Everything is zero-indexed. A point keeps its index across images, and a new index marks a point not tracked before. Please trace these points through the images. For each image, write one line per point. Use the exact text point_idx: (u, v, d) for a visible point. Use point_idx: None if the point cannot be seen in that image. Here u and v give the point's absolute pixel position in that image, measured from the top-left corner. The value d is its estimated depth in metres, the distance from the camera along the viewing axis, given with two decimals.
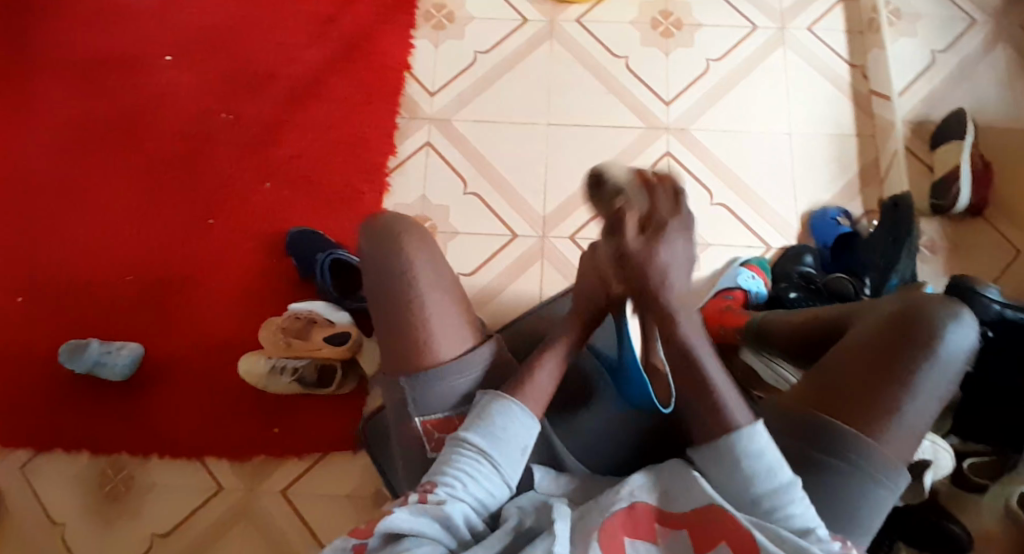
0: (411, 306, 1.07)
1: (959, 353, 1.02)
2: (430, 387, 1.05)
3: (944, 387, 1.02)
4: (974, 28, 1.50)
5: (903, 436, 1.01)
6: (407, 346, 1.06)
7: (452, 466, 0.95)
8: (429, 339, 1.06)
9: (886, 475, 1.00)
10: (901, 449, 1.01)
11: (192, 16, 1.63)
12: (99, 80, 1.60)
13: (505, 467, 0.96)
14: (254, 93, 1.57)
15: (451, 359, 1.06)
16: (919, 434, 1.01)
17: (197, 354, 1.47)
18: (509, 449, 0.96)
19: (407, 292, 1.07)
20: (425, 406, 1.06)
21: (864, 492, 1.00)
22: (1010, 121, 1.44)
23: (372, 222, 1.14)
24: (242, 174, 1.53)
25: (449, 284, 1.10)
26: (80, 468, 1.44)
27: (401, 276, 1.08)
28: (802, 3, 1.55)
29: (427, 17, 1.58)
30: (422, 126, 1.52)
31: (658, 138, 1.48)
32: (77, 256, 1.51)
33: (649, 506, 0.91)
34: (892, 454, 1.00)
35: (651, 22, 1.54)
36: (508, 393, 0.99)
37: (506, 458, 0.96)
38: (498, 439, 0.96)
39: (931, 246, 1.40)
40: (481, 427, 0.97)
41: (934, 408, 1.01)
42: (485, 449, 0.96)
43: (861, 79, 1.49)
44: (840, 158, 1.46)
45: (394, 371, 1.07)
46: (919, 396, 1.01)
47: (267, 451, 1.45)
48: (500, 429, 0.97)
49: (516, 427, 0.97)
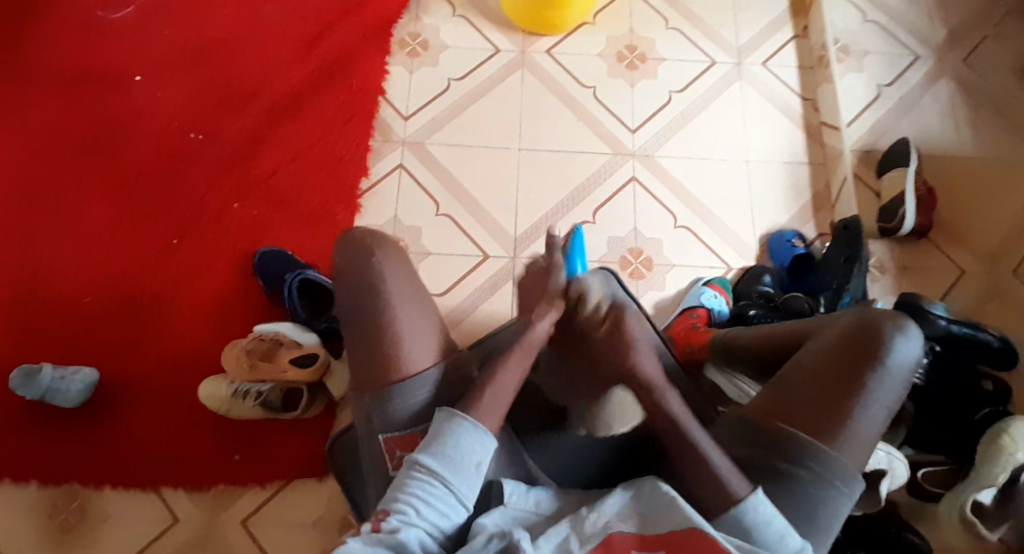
0: (386, 319, 1.09)
1: (907, 364, 1.09)
2: (393, 404, 1.06)
3: (894, 396, 1.08)
4: (918, 64, 1.61)
5: (859, 445, 1.06)
6: (381, 359, 1.07)
7: (404, 490, 0.96)
8: (403, 354, 1.07)
9: (844, 482, 1.05)
10: (856, 459, 1.06)
11: (161, 35, 1.62)
12: (61, 95, 1.56)
13: (458, 487, 0.96)
14: (225, 113, 1.56)
15: (419, 376, 1.07)
16: (872, 441, 1.07)
17: (160, 378, 1.43)
18: (461, 468, 0.97)
19: (383, 306, 1.09)
20: (390, 424, 1.06)
21: (824, 499, 1.04)
22: (951, 150, 1.54)
23: (344, 239, 1.16)
24: (208, 193, 1.51)
25: (421, 300, 1.12)
26: (27, 500, 1.37)
27: (375, 292, 1.10)
28: (758, 40, 1.64)
29: (401, 44, 1.61)
30: (394, 148, 1.54)
31: (625, 164, 1.53)
32: (30, 276, 1.45)
33: (624, 532, 0.93)
34: (850, 463, 1.05)
35: (618, 55, 1.61)
36: (461, 411, 1.00)
37: (457, 477, 0.97)
38: (449, 458, 0.97)
39: (881, 267, 1.50)
40: (433, 448, 0.98)
41: (885, 417, 1.07)
42: (436, 470, 0.96)
43: (813, 111, 1.59)
44: (795, 185, 1.54)
45: (365, 387, 1.08)
46: (871, 406, 1.06)
47: (227, 478, 1.40)
48: (451, 448, 0.98)
49: (467, 444, 0.98)
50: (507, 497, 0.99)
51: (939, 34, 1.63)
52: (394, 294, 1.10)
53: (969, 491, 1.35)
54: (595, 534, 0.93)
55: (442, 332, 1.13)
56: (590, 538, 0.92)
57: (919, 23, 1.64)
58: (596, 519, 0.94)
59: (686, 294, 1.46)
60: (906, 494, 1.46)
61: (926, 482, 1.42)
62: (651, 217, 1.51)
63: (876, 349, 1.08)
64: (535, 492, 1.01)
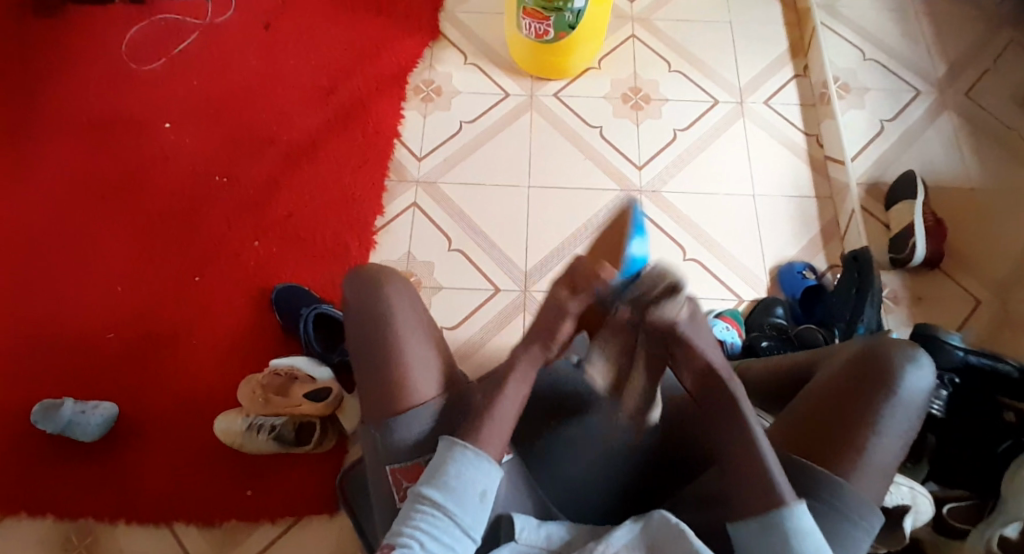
0: (390, 347, 1.11)
1: (918, 393, 1.08)
2: (394, 436, 1.07)
3: (906, 425, 1.07)
4: (919, 99, 1.64)
5: (873, 475, 1.05)
6: (384, 386, 1.09)
7: (409, 524, 0.96)
8: (407, 380, 1.09)
9: (860, 514, 1.04)
10: (872, 490, 1.05)
11: (191, 87, 1.71)
12: (97, 145, 1.65)
13: (462, 518, 0.96)
14: (249, 158, 1.64)
15: (422, 405, 1.07)
16: (886, 472, 1.06)
17: (178, 410, 1.45)
18: (465, 498, 0.97)
19: (387, 333, 1.11)
20: (392, 454, 1.07)
21: (841, 532, 1.04)
22: (958, 181, 1.55)
23: (354, 272, 1.19)
24: (231, 233, 1.57)
25: (427, 328, 1.14)
26: (43, 533, 1.38)
27: (381, 321, 1.12)
28: (759, 80, 1.69)
29: (416, 91, 1.69)
30: (408, 188, 1.59)
31: (632, 199, 1.57)
32: (59, 312, 1.51)
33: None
34: (865, 494, 1.04)
35: (623, 97, 1.67)
36: (463, 440, 1.00)
37: (461, 508, 0.96)
38: (453, 490, 0.97)
39: (894, 299, 1.49)
40: (436, 479, 0.98)
41: (898, 446, 1.06)
42: (440, 502, 0.96)
43: (817, 146, 1.62)
44: (802, 218, 1.56)
45: (370, 416, 1.10)
46: (883, 436, 1.06)
47: (238, 514, 1.40)
48: (454, 478, 0.97)
49: (470, 473, 0.98)
50: (518, 533, 0.99)
51: (939, 70, 1.67)
52: (399, 323, 1.12)
53: (995, 526, 1.27)
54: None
55: (447, 360, 1.14)
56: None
57: (919, 61, 1.68)
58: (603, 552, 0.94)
59: None
60: (931, 530, 1.39)
61: (951, 518, 1.36)
62: (660, 251, 1.53)
63: (885, 377, 1.07)
64: (546, 527, 1.01)
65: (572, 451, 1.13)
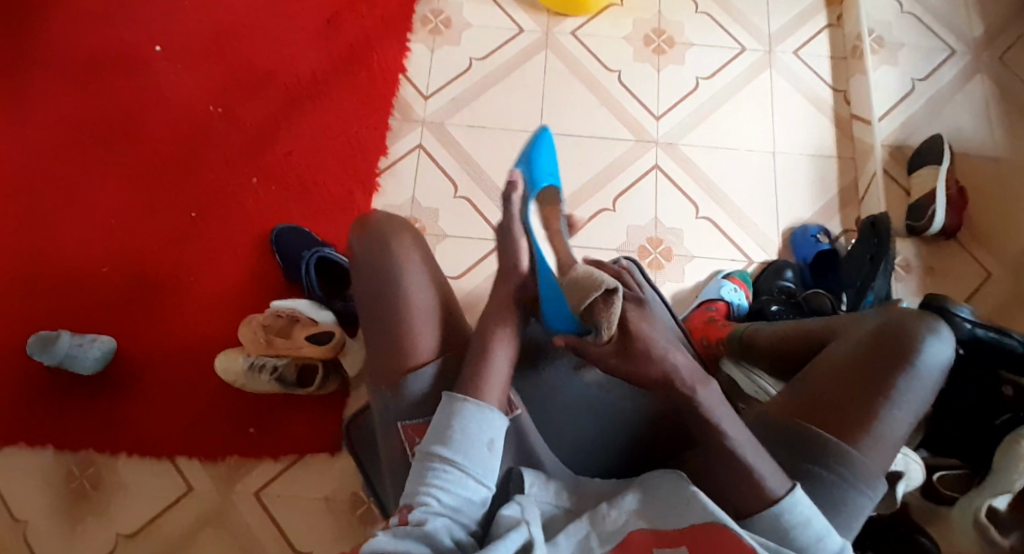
0: (396, 302, 1.09)
1: (936, 367, 1.05)
2: (400, 394, 1.06)
3: (921, 399, 1.05)
4: (954, 59, 1.56)
5: (883, 447, 1.03)
6: (390, 345, 1.07)
7: (424, 482, 0.94)
8: (411, 341, 1.07)
9: (867, 484, 1.02)
10: (881, 459, 1.03)
11: (185, 6, 1.61)
12: (86, 65, 1.56)
13: (473, 469, 0.95)
14: (248, 88, 1.56)
15: (436, 361, 1.07)
16: (896, 444, 1.04)
17: (177, 349, 1.44)
18: (474, 449, 0.96)
19: (394, 291, 1.09)
20: (405, 413, 1.06)
21: (847, 499, 1.02)
22: (984, 149, 1.50)
23: (362, 226, 1.16)
24: (228, 167, 1.51)
25: (438, 289, 1.12)
26: (45, 464, 1.39)
27: (390, 276, 1.10)
28: (790, 26, 1.60)
29: (424, 22, 1.59)
30: (414, 128, 1.53)
31: (647, 151, 1.51)
32: (52, 244, 1.47)
33: (642, 530, 0.92)
34: (875, 465, 1.02)
35: (645, 39, 1.58)
36: (462, 392, 0.98)
37: (472, 460, 0.95)
38: (460, 443, 0.96)
39: (906, 267, 1.46)
40: (443, 436, 0.96)
41: (910, 419, 1.04)
42: (450, 456, 0.95)
43: (843, 103, 1.55)
44: (820, 179, 1.51)
45: (377, 372, 1.08)
46: (896, 408, 1.03)
47: (239, 451, 1.41)
48: (460, 433, 0.96)
49: (474, 425, 0.97)
50: (527, 488, 0.98)
51: (979, 28, 1.58)
52: (409, 283, 1.10)
53: (984, 496, 1.31)
54: (614, 533, 0.92)
55: (455, 320, 1.12)
56: (610, 537, 0.92)
57: (958, 16, 1.59)
58: (616, 517, 0.93)
59: (705, 285, 1.43)
60: (920, 495, 1.43)
61: (941, 485, 1.39)
62: (672, 206, 1.48)
63: (900, 351, 1.05)
64: (554, 484, 1.00)
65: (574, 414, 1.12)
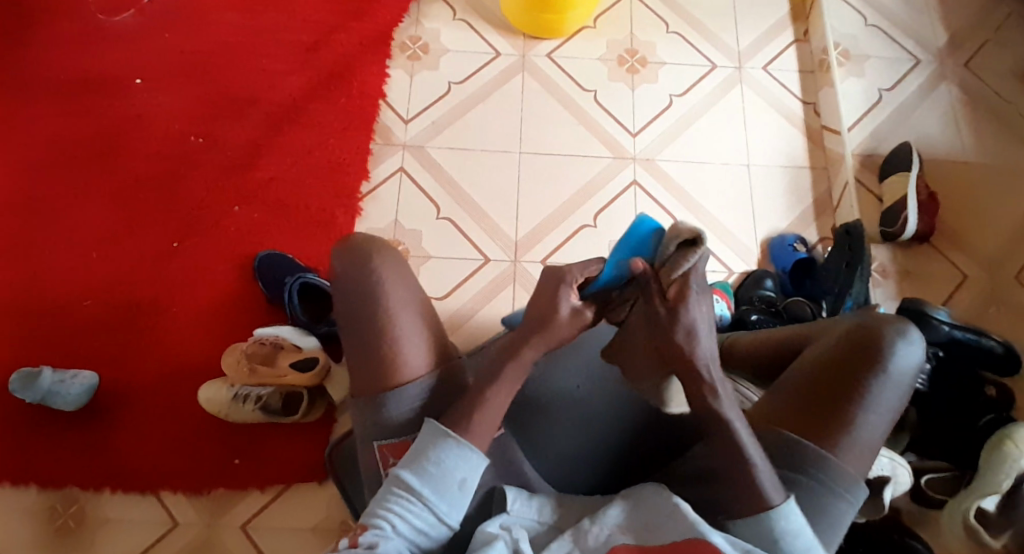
0: (382, 324, 1.05)
1: (907, 373, 1.06)
2: (381, 413, 1.03)
3: (894, 403, 1.05)
4: (919, 68, 1.61)
5: (860, 451, 1.03)
6: (376, 365, 1.04)
7: (384, 505, 0.93)
8: (398, 362, 1.04)
9: (845, 488, 1.02)
10: (858, 465, 1.04)
11: (163, 39, 1.62)
12: (66, 99, 1.57)
13: (438, 505, 0.93)
14: (228, 117, 1.56)
15: (423, 383, 1.04)
16: (874, 450, 1.04)
17: (161, 381, 1.42)
18: (442, 485, 0.94)
19: (379, 312, 1.05)
20: (384, 432, 1.03)
21: (825, 505, 1.02)
22: (952, 154, 1.54)
23: (342, 243, 1.11)
24: (209, 197, 1.51)
25: (421, 307, 1.09)
26: (26, 502, 1.36)
27: (376, 298, 1.06)
28: (759, 43, 1.64)
29: (402, 48, 1.62)
30: (395, 151, 1.54)
31: (625, 167, 1.53)
32: (32, 278, 1.45)
33: (626, 543, 0.92)
34: (852, 471, 1.03)
35: (618, 59, 1.62)
36: (445, 428, 0.95)
37: (438, 495, 0.93)
38: (430, 476, 0.94)
39: (882, 272, 1.48)
40: (416, 464, 0.94)
41: (886, 424, 1.05)
42: (417, 488, 0.93)
43: (814, 115, 1.59)
44: (795, 189, 1.54)
45: (362, 391, 1.05)
46: (871, 413, 1.04)
47: (225, 483, 1.38)
48: (432, 464, 0.94)
49: (449, 460, 0.94)
50: (510, 504, 0.97)
51: (941, 38, 1.64)
52: (396, 305, 1.06)
53: (972, 498, 1.30)
54: (598, 548, 0.92)
55: (436, 337, 1.09)
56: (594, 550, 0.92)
57: (920, 27, 1.65)
58: (599, 532, 0.93)
59: None
60: (909, 500, 1.40)
61: (929, 489, 1.37)
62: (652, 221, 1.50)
63: (873, 356, 1.05)
64: (538, 499, 0.99)
65: (565, 429, 1.13)
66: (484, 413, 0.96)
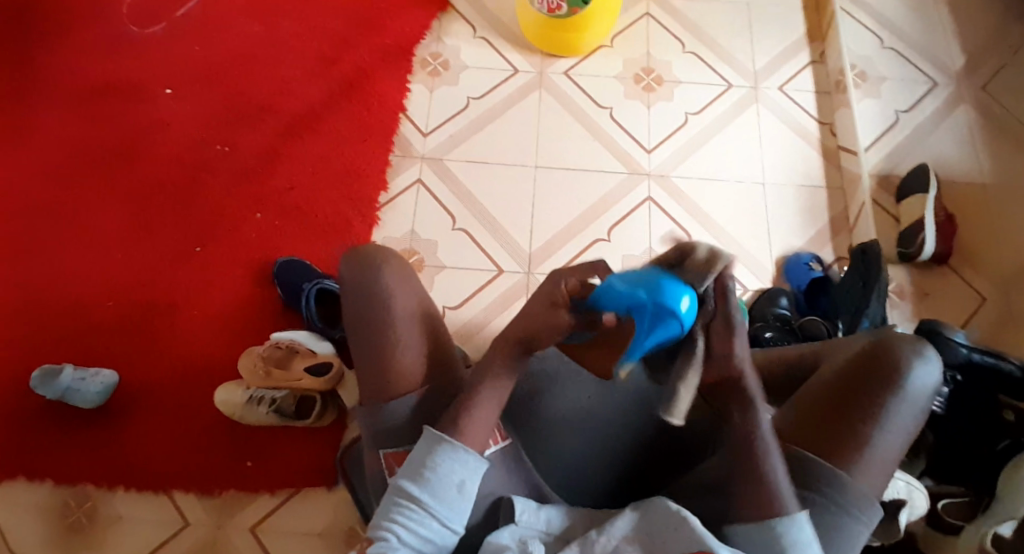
0: (384, 328, 1.05)
1: (925, 390, 1.00)
2: (382, 421, 1.03)
3: (911, 421, 0.99)
4: (936, 91, 1.61)
5: (874, 468, 0.98)
6: (379, 370, 1.05)
7: (388, 516, 0.93)
8: (399, 368, 1.04)
9: (858, 507, 0.97)
10: (873, 482, 0.98)
11: (195, 53, 1.68)
12: (100, 109, 1.63)
13: (439, 510, 0.93)
14: (253, 127, 1.61)
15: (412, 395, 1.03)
16: (889, 467, 0.99)
17: (177, 382, 1.44)
18: (442, 491, 0.93)
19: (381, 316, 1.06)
20: (386, 440, 1.03)
21: (837, 524, 0.97)
22: (969, 175, 1.53)
23: (352, 249, 1.13)
24: (232, 204, 1.55)
25: (423, 312, 1.08)
26: (42, 497, 1.38)
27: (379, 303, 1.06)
28: (775, 65, 1.66)
29: (423, 64, 1.66)
30: (414, 164, 1.58)
31: (639, 183, 1.55)
32: (60, 279, 1.50)
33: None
34: (865, 488, 0.97)
35: (634, 77, 1.64)
36: (442, 434, 0.95)
37: (438, 501, 0.93)
38: (428, 482, 0.93)
39: (900, 293, 1.46)
40: (415, 472, 0.94)
41: (901, 441, 0.99)
42: (416, 495, 0.93)
43: (829, 135, 1.60)
44: (811, 208, 1.54)
45: (366, 395, 1.06)
46: (886, 429, 0.98)
47: (236, 485, 1.39)
48: (431, 471, 0.94)
49: (447, 465, 0.94)
50: (518, 515, 0.96)
51: (958, 61, 1.64)
52: (398, 310, 1.06)
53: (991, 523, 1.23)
54: None
55: (439, 343, 1.08)
56: None
57: (936, 50, 1.65)
58: (606, 542, 0.91)
59: None
60: (924, 524, 1.35)
61: (947, 514, 1.32)
62: (666, 237, 1.51)
63: (887, 370, 0.99)
64: (547, 510, 0.98)
65: (573, 434, 1.11)
66: (471, 423, 0.96)
